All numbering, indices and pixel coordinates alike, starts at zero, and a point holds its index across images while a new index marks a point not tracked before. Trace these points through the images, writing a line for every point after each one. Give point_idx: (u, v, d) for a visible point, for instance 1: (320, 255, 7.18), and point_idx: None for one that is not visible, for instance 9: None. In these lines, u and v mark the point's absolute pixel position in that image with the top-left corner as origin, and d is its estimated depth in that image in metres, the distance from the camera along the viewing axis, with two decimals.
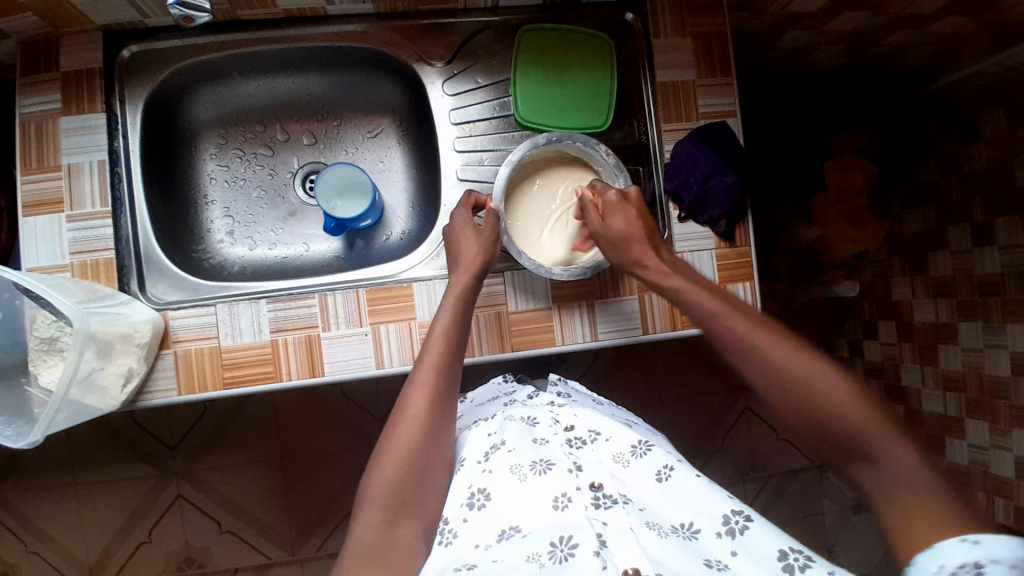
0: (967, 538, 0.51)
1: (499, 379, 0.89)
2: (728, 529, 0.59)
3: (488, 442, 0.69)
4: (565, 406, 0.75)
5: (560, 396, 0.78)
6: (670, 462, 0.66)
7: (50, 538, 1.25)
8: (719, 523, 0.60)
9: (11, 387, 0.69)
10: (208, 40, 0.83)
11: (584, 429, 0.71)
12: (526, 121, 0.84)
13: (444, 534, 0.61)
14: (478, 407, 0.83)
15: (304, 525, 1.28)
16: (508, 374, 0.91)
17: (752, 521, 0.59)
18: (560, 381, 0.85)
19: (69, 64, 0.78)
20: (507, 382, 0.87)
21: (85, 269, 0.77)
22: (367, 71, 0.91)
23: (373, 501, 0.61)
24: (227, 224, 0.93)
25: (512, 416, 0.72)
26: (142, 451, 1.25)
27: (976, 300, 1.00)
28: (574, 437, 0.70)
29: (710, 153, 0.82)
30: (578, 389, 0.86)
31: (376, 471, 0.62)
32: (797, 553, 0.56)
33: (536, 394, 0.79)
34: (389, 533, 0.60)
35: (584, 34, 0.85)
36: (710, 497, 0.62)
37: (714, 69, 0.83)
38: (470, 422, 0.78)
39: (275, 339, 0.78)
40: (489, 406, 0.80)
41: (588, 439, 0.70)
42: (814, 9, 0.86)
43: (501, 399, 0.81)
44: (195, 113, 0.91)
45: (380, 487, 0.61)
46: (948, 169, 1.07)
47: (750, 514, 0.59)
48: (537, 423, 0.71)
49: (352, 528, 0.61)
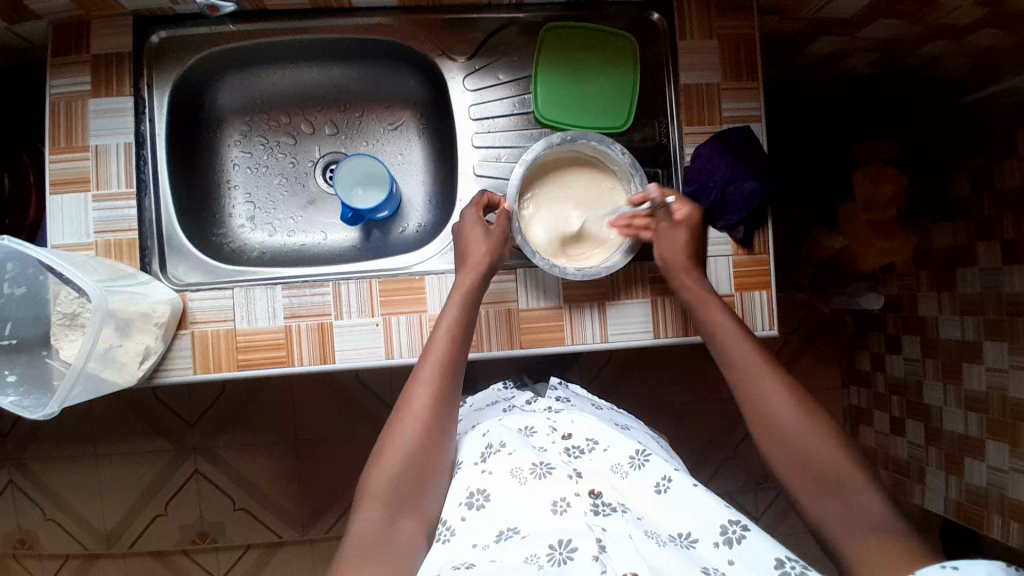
0: (948, 564, 0.51)
1: (499, 387, 0.89)
2: (725, 539, 0.59)
3: (484, 443, 0.69)
4: (562, 412, 0.74)
5: (557, 401, 0.79)
6: (668, 475, 0.66)
7: (69, 507, 1.29)
8: (717, 533, 0.60)
9: (32, 358, 0.71)
10: (236, 28, 0.84)
11: (581, 437, 0.71)
12: (545, 119, 0.84)
13: (443, 532, 0.62)
14: (476, 412, 0.83)
15: (315, 506, 1.31)
16: (506, 382, 0.91)
17: (749, 530, 0.59)
18: (560, 385, 0.86)
19: (99, 47, 0.80)
20: (507, 389, 0.87)
21: (109, 247, 0.79)
22: (391, 64, 0.91)
23: (373, 494, 0.62)
24: (249, 209, 0.95)
25: (509, 424, 0.72)
26: (159, 428, 1.29)
27: (1002, 319, 0.98)
28: (571, 447, 0.70)
29: (730, 158, 0.80)
30: (577, 392, 0.86)
31: (379, 463, 0.63)
32: (792, 562, 0.56)
33: (535, 399, 0.80)
34: (389, 527, 0.61)
35: (609, 34, 0.84)
36: (709, 504, 0.62)
37: (739, 72, 0.82)
38: (469, 426, 0.78)
39: (288, 324, 0.79)
40: (488, 411, 0.81)
41: (586, 448, 0.70)
42: (849, 15, 0.84)
43: (500, 405, 0.82)
44: (221, 100, 0.93)
45: (382, 478, 0.62)
46: (980, 185, 1.02)
47: (747, 524, 0.60)
48: (534, 433, 0.71)
49: (352, 518, 0.62)
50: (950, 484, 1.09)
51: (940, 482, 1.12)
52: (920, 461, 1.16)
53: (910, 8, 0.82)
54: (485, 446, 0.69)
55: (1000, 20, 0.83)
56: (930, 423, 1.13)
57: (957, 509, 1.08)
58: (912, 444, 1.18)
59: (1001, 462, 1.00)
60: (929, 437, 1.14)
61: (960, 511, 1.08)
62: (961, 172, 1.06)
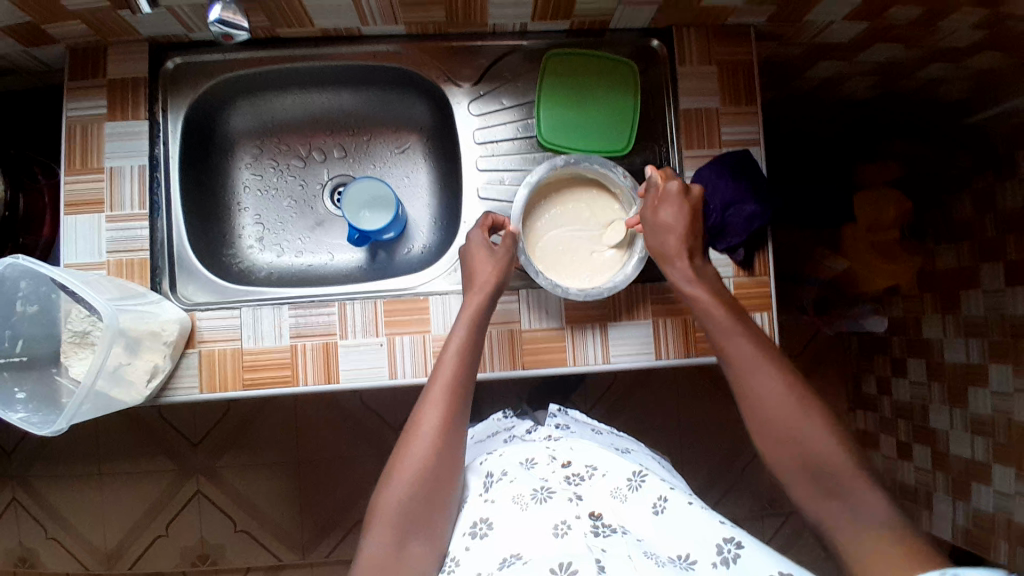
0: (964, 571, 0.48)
1: (499, 416, 0.90)
2: (722, 558, 0.59)
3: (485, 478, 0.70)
4: (561, 440, 0.75)
5: (557, 429, 0.80)
6: (664, 494, 0.66)
7: (72, 526, 1.29)
8: (713, 553, 0.60)
9: (42, 376, 0.73)
10: (249, 56, 0.87)
11: (581, 464, 0.71)
12: (547, 143, 0.86)
13: (450, 563, 0.63)
14: (478, 444, 0.84)
15: (315, 528, 1.30)
16: (506, 412, 0.91)
17: (744, 547, 0.59)
18: (559, 411, 0.86)
19: (116, 72, 0.83)
20: (507, 418, 0.88)
21: (120, 266, 0.81)
22: (398, 91, 0.94)
23: (384, 518, 0.61)
24: (257, 231, 0.96)
25: (509, 454, 0.73)
26: (164, 446, 1.29)
27: (1008, 342, 0.98)
28: (572, 474, 0.70)
29: (731, 182, 0.81)
30: (577, 417, 0.87)
31: (389, 483, 0.63)
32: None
33: (535, 429, 0.81)
34: (400, 551, 0.61)
35: (609, 61, 0.86)
36: (704, 523, 0.62)
37: (739, 97, 0.84)
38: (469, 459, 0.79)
39: (293, 344, 0.80)
40: (489, 443, 0.81)
41: (586, 475, 0.70)
42: (846, 40, 0.86)
43: (501, 436, 0.82)
44: (233, 124, 0.95)
45: (392, 499, 0.62)
46: (983, 206, 1.03)
47: (741, 541, 0.59)
48: (535, 463, 0.71)
49: (364, 541, 0.62)
50: (956, 509, 1.08)
51: (948, 506, 1.10)
52: (927, 486, 1.15)
53: (906, 33, 0.83)
54: (485, 475, 0.70)
55: (996, 43, 0.85)
56: (938, 446, 1.12)
57: (964, 534, 1.07)
58: (920, 467, 1.16)
59: (1007, 487, 0.98)
60: (936, 460, 1.13)
61: (968, 536, 1.06)
62: (964, 193, 1.07)
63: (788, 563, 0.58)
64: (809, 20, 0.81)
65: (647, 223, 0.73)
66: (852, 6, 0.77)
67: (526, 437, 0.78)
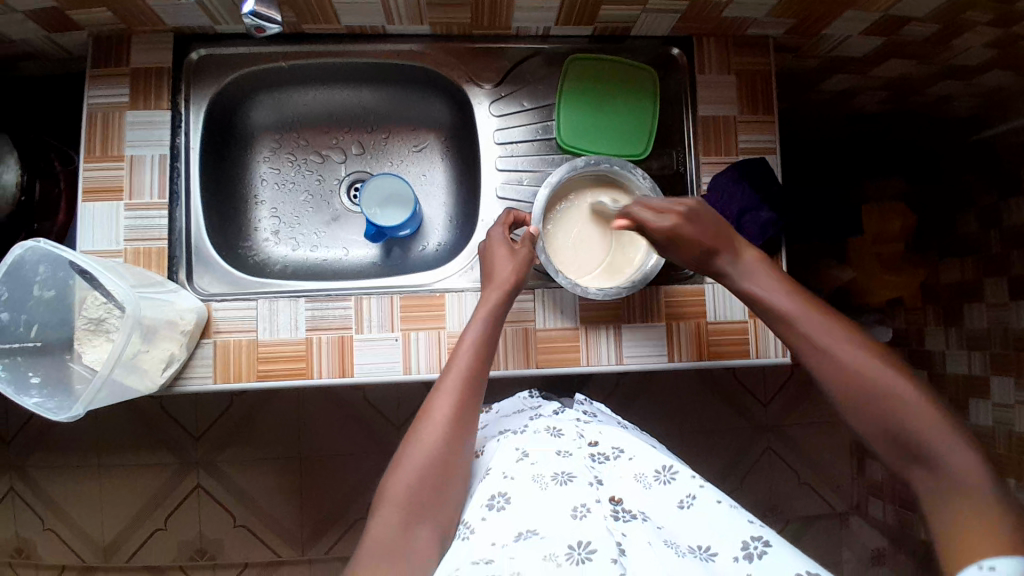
0: (985, 563, 0.50)
1: (524, 394, 0.88)
2: (746, 553, 0.59)
3: (513, 454, 0.69)
4: (591, 421, 0.76)
5: (585, 414, 0.78)
6: (693, 491, 0.65)
7: (69, 517, 1.28)
8: (738, 548, 0.60)
9: (56, 361, 0.73)
10: (273, 50, 0.88)
11: (607, 446, 0.72)
12: (567, 146, 0.87)
13: (464, 530, 0.62)
14: (504, 419, 0.83)
15: (314, 524, 1.30)
16: (533, 391, 0.90)
17: (771, 546, 0.59)
18: (585, 399, 0.84)
19: (140, 61, 0.83)
20: (534, 398, 0.86)
21: (138, 255, 0.81)
22: (419, 90, 0.95)
23: (392, 499, 0.62)
24: (274, 224, 0.97)
25: (538, 429, 0.73)
26: (165, 438, 1.29)
27: (1010, 355, 0.99)
28: (597, 453, 0.71)
29: (747, 188, 0.83)
30: (602, 411, 0.84)
31: (396, 472, 0.64)
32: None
33: (562, 410, 0.79)
34: (405, 533, 0.61)
35: (631, 66, 0.87)
36: (732, 522, 0.62)
37: (756, 107, 0.85)
38: (495, 433, 0.79)
39: (309, 337, 0.80)
40: (515, 418, 0.81)
41: (611, 456, 0.71)
42: (862, 54, 0.87)
43: (527, 413, 0.81)
44: (254, 118, 0.96)
45: (398, 484, 0.63)
46: (988, 222, 1.05)
47: (769, 540, 0.59)
48: (562, 435, 0.72)
49: (370, 522, 0.62)
50: None
51: None
52: None
53: (920, 49, 0.85)
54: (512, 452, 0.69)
55: (1006, 62, 0.87)
56: None
57: None
58: None
59: None
60: None
61: None
62: (969, 210, 1.08)
63: (811, 564, 0.58)
64: (826, 34, 0.83)
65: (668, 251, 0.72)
66: (869, 21, 0.78)
67: (552, 416, 0.77)
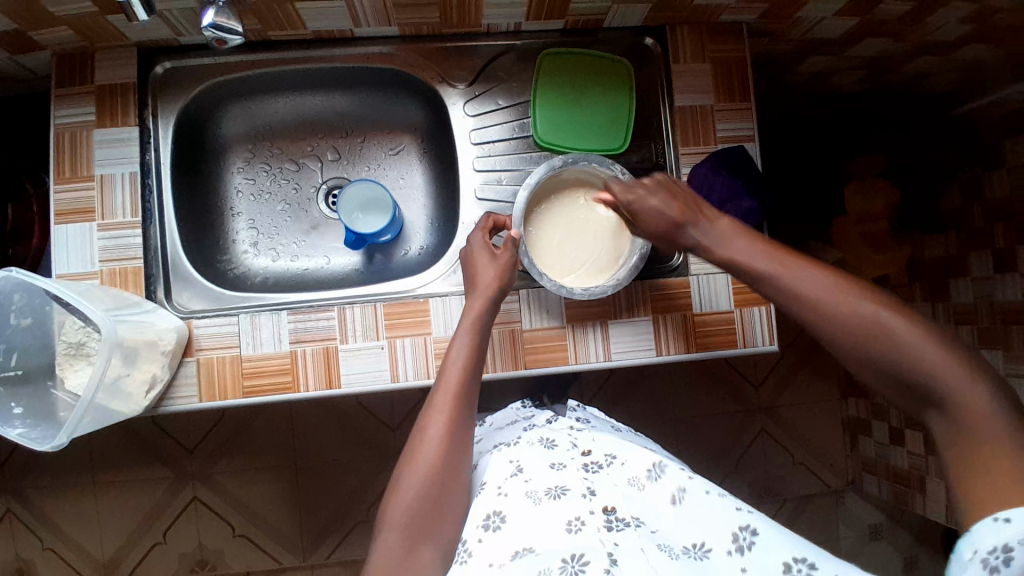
0: (1000, 515, 0.51)
1: (518, 405, 0.89)
2: (737, 546, 0.61)
3: (507, 467, 0.69)
4: (584, 429, 0.75)
5: (577, 421, 0.79)
6: (684, 484, 0.66)
7: (67, 538, 1.28)
8: (729, 541, 0.61)
9: (37, 390, 0.72)
10: (240, 58, 0.86)
11: (601, 453, 0.71)
12: (544, 143, 0.86)
13: (461, 554, 0.61)
14: (498, 432, 0.82)
15: (314, 530, 1.29)
16: (525, 401, 0.90)
17: (759, 535, 0.60)
18: (578, 406, 0.86)
19: (105, 78, 0.81)
20: (527, 408, 0.86)
21: (114, 276, 0.80)
22: (392, 92, 0.93)
23: (393, 521, 0.62)
24: (252, 235, 0.95)
25: (530, 440, 0.72)
26: (159, 454, 1.28)
27: (997, 328, 1.00)
28: (591, 462, 0.70)
29: (728, 177, 0.82)
30: (596, 414, 0.86)
31: (395, 495, 0.63)
32: (800, 563, 0.58)
33: (555, 419, 0.79)
34: (409, 555, 0.61)
35: (605, 59, 0.86)
36: (721, 512, 0.63)
37: (733, 94, 0.84)
38: (490, 446, 0.79)
39: (294, 349, 0.79)
40: (509, 431, 0.80)
41: (604, 463, 0.70)
42: (837, 35, 0.87)
43: (520, 424, 0.81)
44: (225, 128, 0.94)
45: (399, 506, 0.62)
46: (969, 196, 1.05)
47: (757, 528, 0.61)
48: (555, 446, 0.72)
49: (375, 544, 0.62)
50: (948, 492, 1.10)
51: (939, 491, 1.11)
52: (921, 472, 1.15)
53: (895, 28, 0.84)
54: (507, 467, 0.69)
55: (981, 37, 0.87)
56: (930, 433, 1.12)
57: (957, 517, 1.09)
58: (912, 453, 1.17)
59: None
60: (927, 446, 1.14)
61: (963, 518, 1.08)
62: (951, 185, 1.08)
63: (799, 547, 0.60)
64: (800, 16, 0.82)
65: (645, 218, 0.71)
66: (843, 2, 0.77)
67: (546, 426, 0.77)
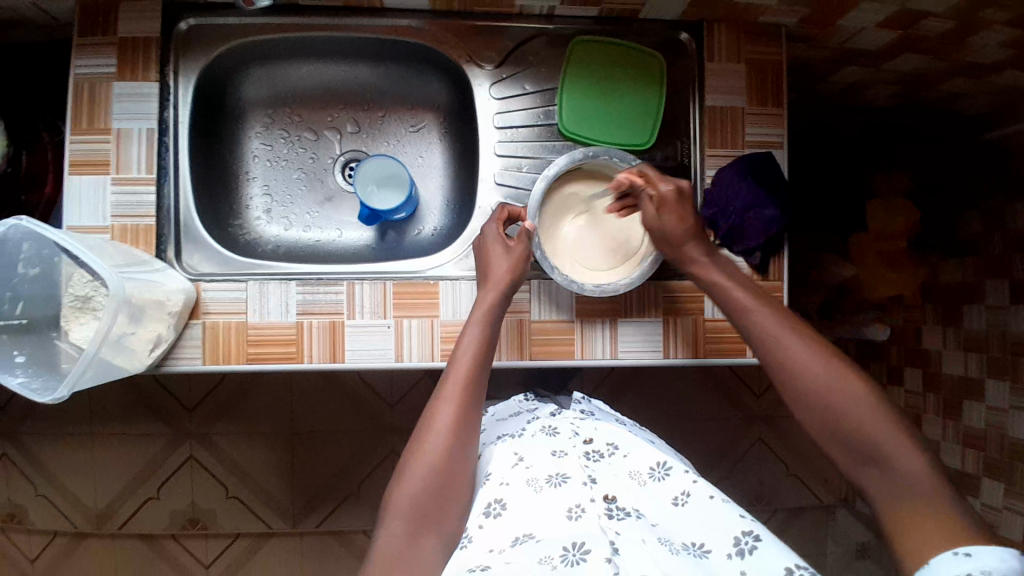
0: (961, 551, 0.53)
1: (520, 397, 0.89)
2: (738, 549, 0.59)
3: (511, 458, 0.69)
4: (587, 418, 0.76)
5: (582, 412, 0.78)
6: (688, 487, 0.66)
7: (61, 486, 1.29)
8: (730, 544, 0.60)
9: (42, 340, 0.71)
10: (266, 21, 0.85)
11: (602, 442, 0.72)
12: (569, 133, 0.84)
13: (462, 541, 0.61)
14: (500, 422, 0.82)
15: (305, 499, 1.31)
16: (528, 394, 0.90)
17: (761, 541, 0.59)
18: (583, 398, 0.84)
19: (127, 31, 0.80)
20: (529, 400, 0.86)
21: (125, 233, 0.79)
22: (417, 67, 0.92)
23: (398, 508, 0.62)
24: (266, 202, 0.94)
25: (532, 431, 0.73)
26: (157, 411, 1.29)
27: (1006, 358, 0.99)
28: (592, 450, 0.71)
29: (754, 184, 0.80)
30: (600, 407, 0.85)
31: (400, 482, 0.63)
32: (803, 570, 0.56)
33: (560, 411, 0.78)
34: (412, 543, 0.60)
35: (638, 51, 0.84)
36: (724, 515, 0.62)
37: (765, 98, 0.82)
38: (493, 437, 0.78)
39: (301, 321, 0.79)
40: (512, 422, 0.80)
41: (605, 453, 0.71)
42: (877, 47, 0.84)
43: (524, 415, 0.81)
44: (246, 91, 0.92)
45: (405, 495, 0.62)
46: (993, 223, 1.03)
47: (760, 535, 0.60)
48: (557, 434, 0.72)
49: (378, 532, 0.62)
50: None
51: None
52: None
53: (936, 45, 0.82)
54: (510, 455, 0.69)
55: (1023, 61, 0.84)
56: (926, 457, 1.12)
57: None
58: None
59: (994, 501, 1.00)
60: None
61: None
62: (975, 210, 1.06)
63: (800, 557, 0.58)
64: (841, 24, 0.79)
65: (653, 225, 0.73)
66: (887, 13, 0.75)
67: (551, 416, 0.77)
